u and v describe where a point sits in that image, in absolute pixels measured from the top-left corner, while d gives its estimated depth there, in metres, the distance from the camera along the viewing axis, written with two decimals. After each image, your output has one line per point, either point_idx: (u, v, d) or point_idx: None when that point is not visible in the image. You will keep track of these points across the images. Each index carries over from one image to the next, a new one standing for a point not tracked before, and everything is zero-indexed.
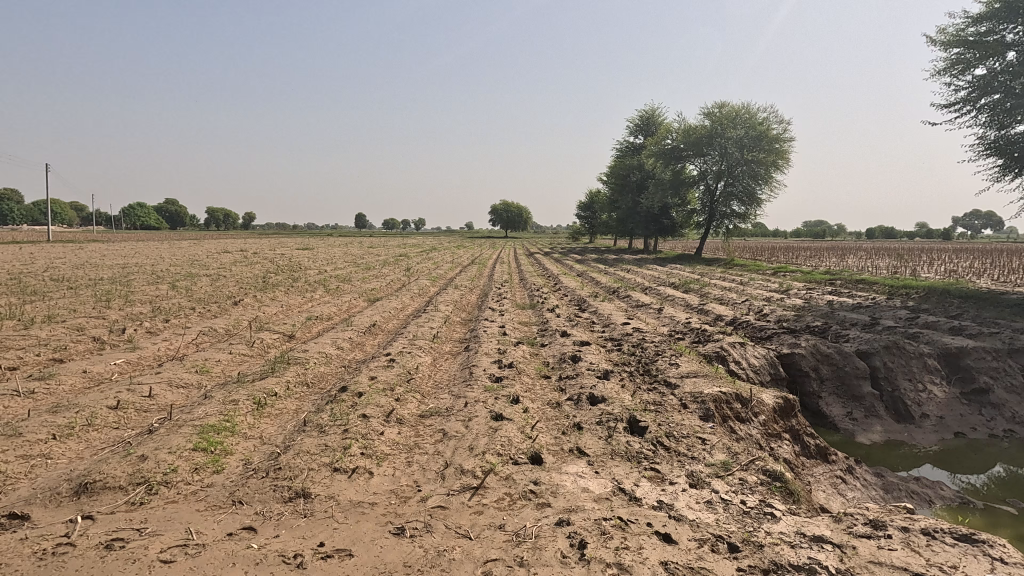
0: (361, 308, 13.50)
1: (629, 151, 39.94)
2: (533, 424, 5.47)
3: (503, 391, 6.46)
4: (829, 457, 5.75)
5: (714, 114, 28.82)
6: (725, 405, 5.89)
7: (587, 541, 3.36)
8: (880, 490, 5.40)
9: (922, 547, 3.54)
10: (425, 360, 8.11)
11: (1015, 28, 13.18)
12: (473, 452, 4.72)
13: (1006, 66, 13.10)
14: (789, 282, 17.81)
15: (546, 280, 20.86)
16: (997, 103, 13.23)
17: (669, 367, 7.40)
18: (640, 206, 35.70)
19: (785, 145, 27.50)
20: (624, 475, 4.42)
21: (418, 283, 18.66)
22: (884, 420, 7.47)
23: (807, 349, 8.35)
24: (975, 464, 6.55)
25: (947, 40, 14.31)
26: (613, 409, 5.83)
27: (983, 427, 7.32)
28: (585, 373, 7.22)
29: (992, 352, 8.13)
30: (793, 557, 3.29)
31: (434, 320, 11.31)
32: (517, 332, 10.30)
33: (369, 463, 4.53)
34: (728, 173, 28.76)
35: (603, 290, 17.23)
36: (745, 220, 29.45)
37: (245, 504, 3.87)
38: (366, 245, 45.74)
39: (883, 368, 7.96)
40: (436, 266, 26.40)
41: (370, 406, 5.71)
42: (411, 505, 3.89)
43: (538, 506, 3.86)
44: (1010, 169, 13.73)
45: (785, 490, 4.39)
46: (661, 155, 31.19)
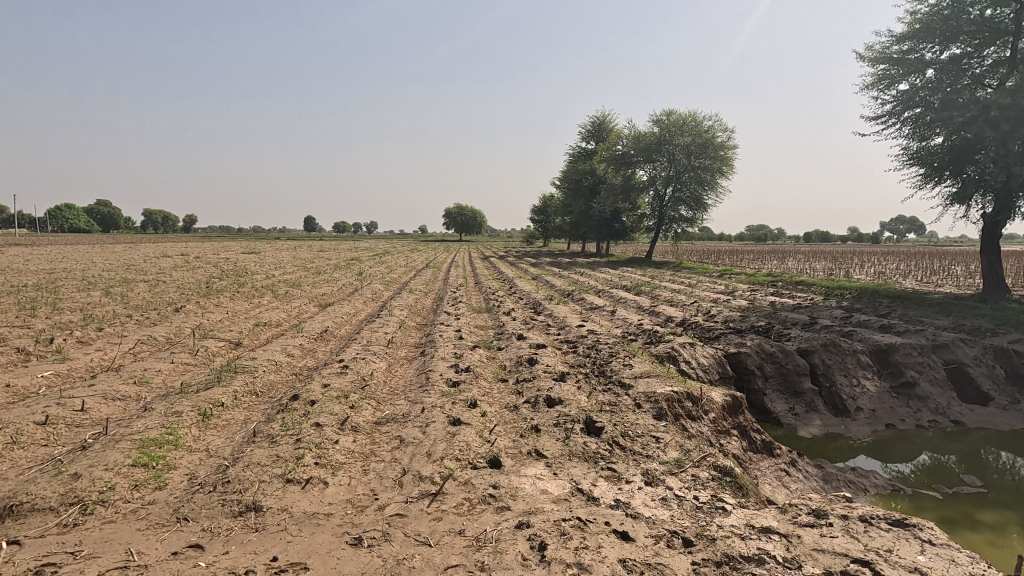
0: (312, 313, 13.13)
1: (582, 157, 40.69)
2: (491, 428, 5.47)
3: (461, 395, 6.41)
4: (774, 451, 6.00)
5: (663, 121, 29.72)
6: (677, 404, 6.07)
7: (546, 542, 3.38)
8: (821, 481, 5.70)
9: (861, 533, 3.75)
10: (380, 365, 7.97)
11: (933, 48, 14.23)
12: (431, 458, 4.66)
13: (926, 82, 14.11)
14: (734, 284, 18.55)
15: (501, 283, 20.93)
16: (919, 117, 14.23)
17: (623, 368, 7.56)
18: (592, 210, 36.34)
19: (729, 152, 28.71)
20: (581, 476, 4.48)
21: (371, 287, 18.35)
22: (822, 415, 7.89)
23: (752, 348, 8.71)
24: (903, 453, 7.05)
25: (873, 56, 15.30)
26: (569, 411, 5.89)
27: (911, 419, 7.86)
28: (542, 375, 7.29)
29: (918, 348, 8.69)
30: (743, 548, 3.41)
31: (388, 325, 11.12)
32: (473, 336, 10.29)
33: (324, 472, 4.41)
34: (676, 178, 29.70)
35: (557, 293, 17.41)
36: (692, 224, 30.48)
37: (191, 522, 3.68)
38: (313, 248, 44.38)
39: (822, 366, 8.41)
40: (390, 270, 25.96)
41: (323, 415, 5.55)
42: (368, 514, 3.80)
43: (497, 509, 3.85)
44: (929, 179, 14.78)
45: (735, 485, 4.57)
46: (612, 161, 31.95)
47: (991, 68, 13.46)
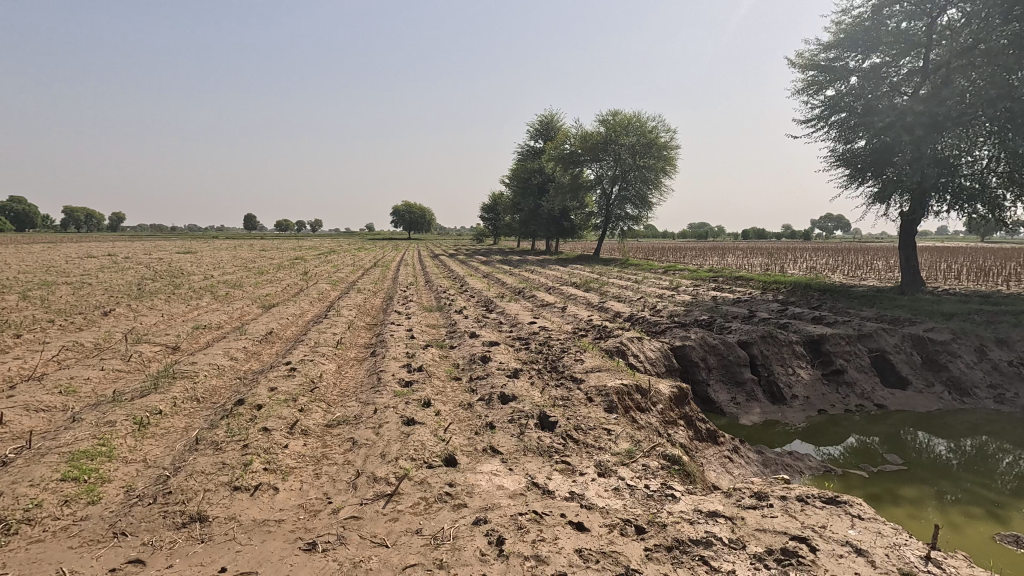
0: (255, 314, 12.64)
1: (530, 155, 40.96)
2: (446, 427, 5.45)
3: (414, 394, 6.35)
4: (718, 439, 6.28)
5: (609, 121, 30.31)
6: (627, 397, 6.26)
7: (504, 537, 3.41)
8: (761, 465, 6.01)
9: (798, 512, 3.99)
10: (329, 367, 7.78)
11: (856, 57, 15.20)
12: (385, 459, 4.60)
13: (850, 88, 15.07)
14: (678, 280, 19.22)
15: (452, 281, 20.86)
16: (844, 121, 15.22)
17: (575, 363, 7.71)
18: (541, 209, 36.69)
19: (671, 152, 29.65)
20: (536, 470, 4.54)
21: (318, 286, 17.85)
22: (761, 403, 8.32)
23: (696, 341, 9.06)
24: (833, 436, 7.53)
25: (803, 63, 16.19)
26: (524, 406, 5.95)
27: (840, 404, 8.41)
28: (495, 372, 7.32)
29: (846, 338, 9.28)
30: (692, 532, 3.57)
31: (337, 326, 10.85)
32: (424, 335, 10.22)
33: (273, 478, 4.27)
34: (622, 178, 30.45)
35: (508, 291, 17.49)
36: (638, 222, 31.35)
37: (130, 536, 3.49)
38: (253, 247, 42.56)
39: (760, 356, 8.85)
40: (336, 269, 25.29)
41: (271, 419, 5.36)
42: (321, 519, 3.72)
43: (454, 507, 3.85)
44: (854, 179, 15.81)
45: (683, 472, 4.76)
46: (560, 160, 32.35)
47: (907, 77, 14.49)
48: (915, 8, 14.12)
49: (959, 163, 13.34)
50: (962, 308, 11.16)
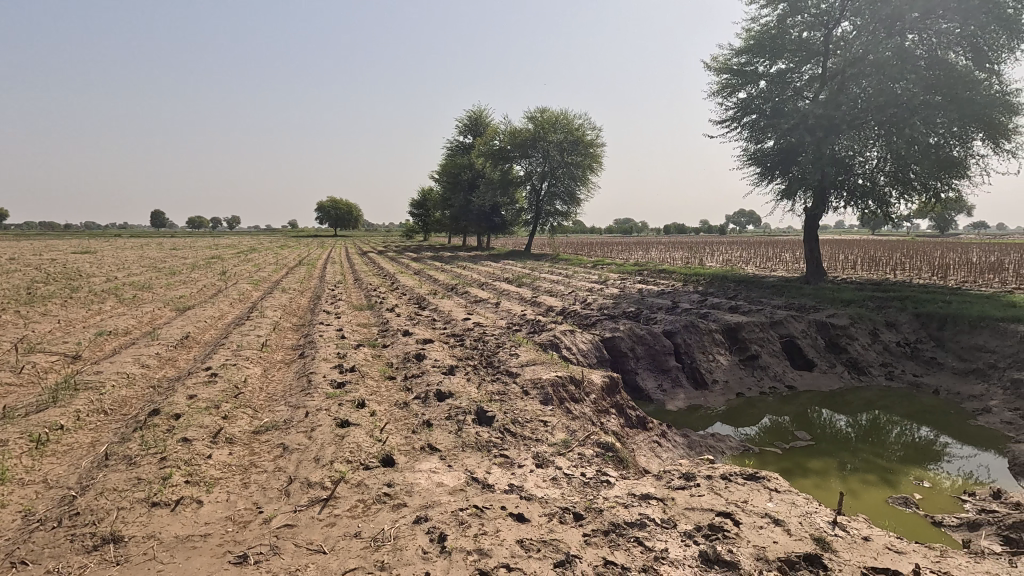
0: (167, 318, 11.77)
1: (459, 151, 40.72)
2: (382, 427, 5.34)
3: (347, 395, 6.17)
4: (647, 425, 6.56)
5: (536, 118, 30.67)
6: (561, 388, 6.40)
7: (446, 534, 3.40)
8: (687, 448, 6.34)
9: (722, 489, 4.27)
10: (254, 371, 7.40)
11: (764, 63, 16.28)
12: (319, 463, 4.44)
13: (759, 92, 16.15)
14: (607, 274, 19.79)
15: (382, 279, 20.40)
16: (754, 122, 16.29)
17: (510, 358, 7.78)
18: (472, 204, 36.60)
19: (597, 150, 30.66)
20: (476, 465, 4.56)
21: (237, 287, 16.87)
22: (685, 388, 8.77)
23: (625, 332, 9.40)
24: (749, 417, 8.08)
25: (718, 67, 17.14)
26: (460, 403, 5.93)
27: (756, 387, 9.03)
28: (431, 370, 7.25)
29: (760, 325, 9.96)
30: (627, 515, 3.72)
31: (261, 327, 10.33)
32: (355, 334, 9.94)
33: (197, 491, 4.02)
34: (551, 174, 30.90)
35: (440, 288, 17.32)
36: (567, 218, 32.08)
37: (32, 565, 3.17)
38: (159, 244, 39.31)
39: (684, 345, 9.33)
40: (257, 269, 23.99)
41: (192, 429, 5.04)
42: (252, 529, 3.55)
43: (394, 507, 3.79)
44: (764, 178, 16.92)
45: (616, 458, 4.95)
46: (490, 156, 32.43)
47: (809, 82, 15.64)
48: (814, 18, 15.30)
49: (853, 163, 14.58)
50: (857, 295, 12.28)
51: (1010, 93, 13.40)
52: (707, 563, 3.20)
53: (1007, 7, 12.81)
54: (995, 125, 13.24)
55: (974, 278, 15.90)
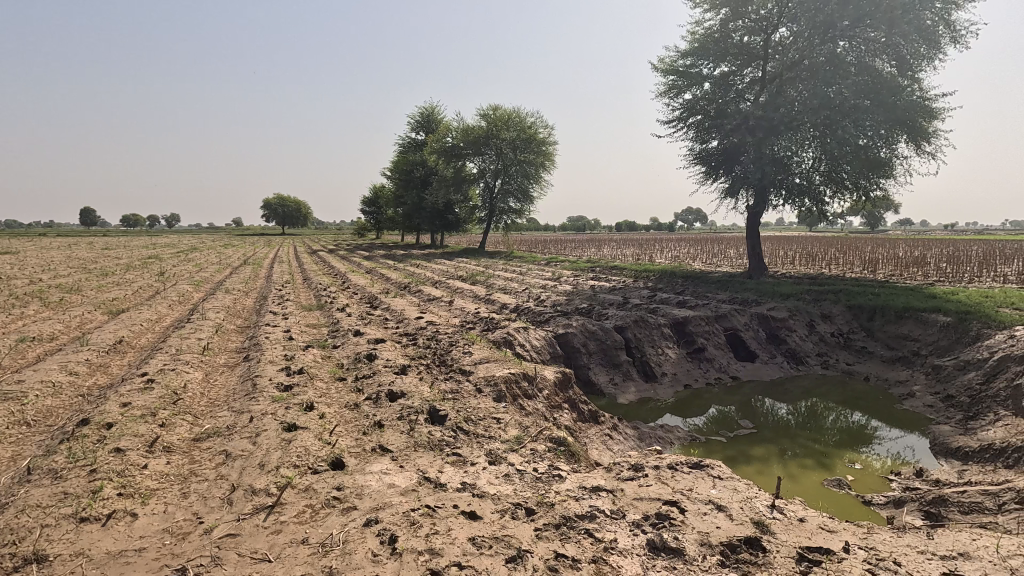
0: (99, 322, 11.09)
1: (412, 147, 40.18)
2: (331, 429, 5.22)
3: (295, 398, 5.98)
4: (598, 419, 6.69)
5: (489, 116, 30.61)
6: (514, 385, 6.43)
7: (397, 535, 3.36)
8: (637, 440, 6.51)
9: (669, 478, 4.40)
10: (195, 376, 7.08)
11: (707, 65, 16.81)
12: (264, 469, 4.30)
13: (703, 94, 16.68)
14: (560, 271, 19.99)
15: (332, 278, 19.90)
16: (699, 123, 16.80)
17: (463, 356, 7.76)
18: (425, 202, 36.19)
19: (550, 148, 31.00)
20: (428, 465, 4.53)
21: (176, 288, 16.06)
22: (636, 382, 8.99)
23: (578, 328, 9.54)
24: (697, 408, 8.36)
25: (664, 68, 17.58)
26: (413, 403, 5.87)
27: (702, 378, 9.35)
28: (383, 370, 7.14)
29: (706, 319, 10.32)
30: (578, 508, 3.78)
31: (202, 330, 9.87)
32: (304, 335, 9.66)
33: (131, 504, 3.82)
34: (504, 172, 30.98)
35: (393, 287, 17.04)
36: (521, 215, 32.21)
37: None
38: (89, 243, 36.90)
39: (634, 339, 9.55)
40: (199, 269, 22.93)
41: (125, 438, 4.77)
42: (192, 541, 3.40)
43: (344, 511, 3.72)
44: (709, 177, 17.49)
45: (568, 452, 5.02)
46: (442, 153, 32.16)
47: (749, 84, 16.29)
48: (754, 23, 15.90)
49: (791, 162, 15.28)
50: (796, 288, 12.90)
51: (929, 100, 14.40)
52: (654, 551, 3.30)
53: (926, 19, 13.73)
54: (917, 129, 14.20)
55: (901, 271, 16.97)
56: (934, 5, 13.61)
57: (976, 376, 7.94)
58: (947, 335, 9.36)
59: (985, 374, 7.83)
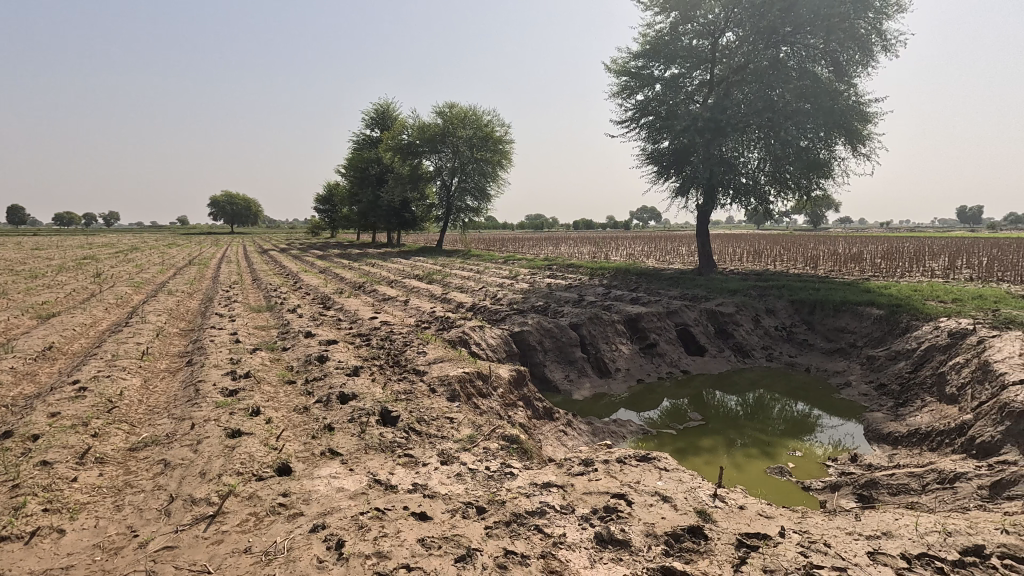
0: (26, 328, 10.39)
1: (366, 144, 39.45)
2: (278, 434, 5.08)
3: (240, 403, 5.79)
4: (553, 415, 6.77)
5: (445, 113, 30.40)
6: (468, 384, 6.43)
7: (344, 540, 3.31)
8: (591, 435, 6.62)
9: (618, 471, 4.50)
10: (132, 383, 6.74)
11: (658, 67, 17.20)
12: (205, 478, 4.14)
13: (655, 95, 17.07)
14: (517, 269, 20.04)
15: (283, 278, 19.30)
16: (651, 123, 17.18)
17: (417, 356, 7.68)
18: (380, 200, 35.59)
19: (506, 146, 31.08)
20: (379, 467, 4.47)
21: (113, 290, 15.23)
22: (591, 377, 9.14)
23: (533, 326, 9.60)
24: (650, 402, 8.57)
25: (617, 69, 17.89)
26: (364, 404, 5.77)
27: (655, 373, 9.58)
28: (334, 372, 6.99)
29: (658, 315, 10.58)
30: (528, 505, 3.82)
31: (141, 334, 9.41)
32: (252, 338, 9.34)
33: (58, 520, 3.61)
34: (461, 170, 30.84)
35: (347, 286, 16.68)
36: (478, 214, 32.13)
37: None
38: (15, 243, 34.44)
39: (588, 336, 9.70)
40: (139, 270, 21.78)
41: (53, 451, 4.50)
42: (126, 555, 3.25)
43: (289, 517, 3.63)
44: (661, 176, 17.89)
45: (520, 449, 5.06)
46: (398, 150, 31.70)
47: (698, 87, 16.78)
48: (702, 27, 16.38)
49: (737, 163, 15.83)
50: (742, 285, 13.38)
51: (864, 104, 15.21)
52: (601, 544, 3.37)
53: (860, 28, 14.47)
54: (853, 132, 14.97)
55: (840, 268, 17.84)
56: (867, 14, 14.36)
57: (905, 365, 8.46)
58: (880, 327, 9.92)
59: (913, 363, 8.35)
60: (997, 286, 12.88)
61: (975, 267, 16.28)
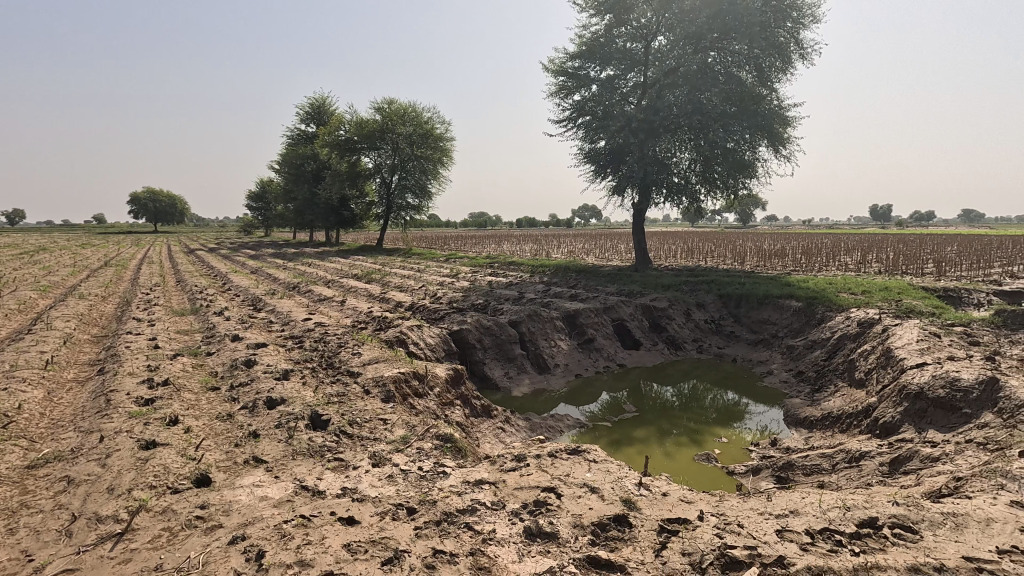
0: None
1: (301, 140, 38.06)
2: (198, 443, 4.82)
3: (157, 413, 5.45)
4: (491, 413, 6.78)
5: (384, 109, 29.78)
6: (404, 384, 6.33)
7: (265, 550, 3.18)
8: (528, 431, 6.68)
9: (550, 465, 4.57)
10: (33, 395, 6.20)
11: (594, 68, 17.57)
12: (113, 494, 3.87)
13: (592, 95, 17.43)
14: (459, 268, 19.90)
15: (211, 280, 18.30)
16: (588, 123, 17.49)
17: (352, 358, 7.49)
18: (317, 197, 34.43)
19: (447, 144, 30.89)
20: (306, 473, 4.33)
21: (14, 295, 13.93)
22: (530, 374, 9.23)
23: (472, 324, 9.57)
24: (587, 396, 8.75)
25: (554, 69, 18.12)
26: (293, 409, 5.57)
27: (592, 367, 9.79)
28: (262, 376, 6.71)
29: (595, 311, 10.81)
30: (459, 503, 3.81)
31: (46, 342, 8.66)
32: (173, 343, 8.80)
33: None
34: (401, 167, 30.32)
35: (280, 287, 16.02)
36: (420, 212, 31.70)
37: None
38: None
39: (528, 333, 9.78)
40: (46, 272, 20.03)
41: None
42: None
43: (207, 530, 3.46)
44: (598, 175, 18.26)
45: (455, 448, 5.04)
46: (335, 146, 30.74)
47: (633, 88, 17.26)
48: (635, 31, 16.84)
49: (670, 163, 16.39)
50: (675, 280, 13.89)
51: (784, 108, 16.11)
52: (530, 537, 3.41)
53: (780, 36, 15.34)
54: (774, 134, 15.85)
55: (766, 263, 18.83)
56: (785, 24, 15.23)
57: (820, 353, 9.05)
58: (799, 318, 10.56)
59: (827, 351, 8.94)
60: (902, 279, 13.99)
61: (883, 261, 17.63)
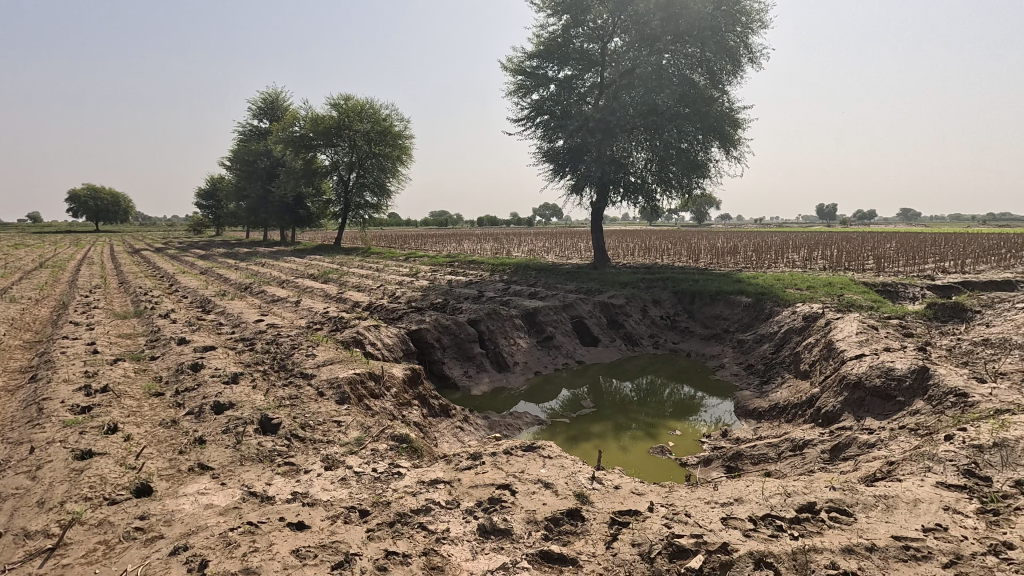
0: None
1: (254, 136, 36.86)
2: (139, 452, 4.61)
3: (94, 421, 5.18)
4: (449, 412, 6.75)
5: (340, 105, 29.17)
6: (359, 385, 6.22)
7: (208, 560, 3.07)
8: (487, 429, 6.68)
9: (506, 463, 4.58)
10: None
11: (552, 68, 17.71)
12: (43, 507, 3.66)
13: (550, 95, 17.57)
14: (418, 267, 19.70)
15: (157, 281, 17.51)
16: (547, 122, 17.61)
17: (305, 359, 7.32)
18: (271, 195, 33.43)
19: (406, 141, 30.55)
20: (255, 478, 4.21)
21: None
22: (489, 372, 9.23)
23: (431, 323, 9.49)
24: (546, 394, 8.82)
25: (513, 68, 18.17)
26: (242, 413, 5.40)
27: (551, 364, 9.87)
28: (210, 381, 6.47)
29: (554, 309, 10.90)
30: (413, 503, 3.78)
31: None
32: (114, 347, 8.39)
33: None
34: (358, 165, 29.77)
35: (231, 288, 15.47)
36: (378, 210, 31.22)
37: None
38: None
39: (487, 331, 9.78)
40: None
41: None
42: None
43: (147, 542, 3.31)
44: (556, 174, 18.41)
45: (410, 448, 4.99)
46: (290, 143, 29.91)
47: (590, 89, 17.49)
48: (592, 32, 17.06)
49: (627, 162, 16.68)
50: (632, 277, 14.15)
51: (735, 110, 16.64)
52: (484, 535, 3.42)
53: (730, 40, 15.82)
54: (725, 136, 16.36)
55: (719, 261, 19.41)
56: (735, 28, 15.72)
57: (769, 347, 9.40)
58: (749, 313, 10.94)
59: (775, 344, 9.30)
60: (845, 275, 14.67)
61: (827, 258, 18.45)
